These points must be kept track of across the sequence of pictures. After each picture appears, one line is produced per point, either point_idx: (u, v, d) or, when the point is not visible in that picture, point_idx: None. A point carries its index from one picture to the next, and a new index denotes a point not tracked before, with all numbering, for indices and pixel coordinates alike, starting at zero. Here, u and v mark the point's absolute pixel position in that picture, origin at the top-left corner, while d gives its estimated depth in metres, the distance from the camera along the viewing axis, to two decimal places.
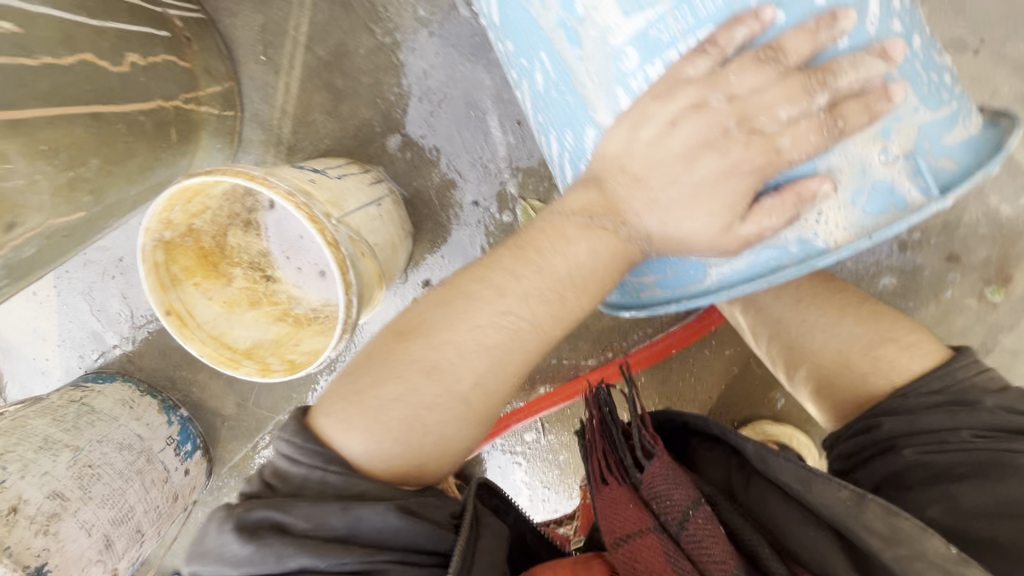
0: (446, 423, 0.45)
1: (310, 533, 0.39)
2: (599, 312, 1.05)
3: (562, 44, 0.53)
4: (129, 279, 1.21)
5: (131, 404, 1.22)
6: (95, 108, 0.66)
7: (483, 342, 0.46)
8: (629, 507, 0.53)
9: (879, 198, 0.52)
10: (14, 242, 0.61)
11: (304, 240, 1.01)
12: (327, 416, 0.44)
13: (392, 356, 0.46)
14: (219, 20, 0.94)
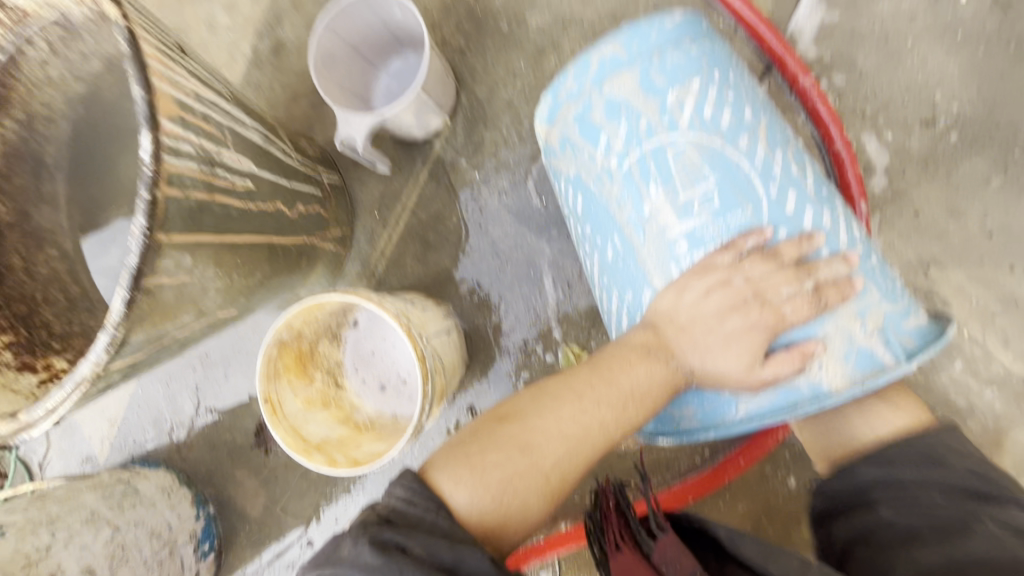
0: (526, 493, 0.67)
1: (422, 556, 0.58)
2: (622, 453, 1.16)
3: (631, 233, 0.81)
4: (208, 374, 1.36)
5: (169, 492, 1.28)
6: (272, 239, 0.91)
7: (560, 435, 0.70)
8: (641, 568, 0.71)
9: (862, 357, 0.72)
10: (194, 325, 0.80)
11: (374, 356, 1.19)
12: (445, 472, 0.67)
13: (498, 434, 0.70)
14: (350, 185, 1.26)
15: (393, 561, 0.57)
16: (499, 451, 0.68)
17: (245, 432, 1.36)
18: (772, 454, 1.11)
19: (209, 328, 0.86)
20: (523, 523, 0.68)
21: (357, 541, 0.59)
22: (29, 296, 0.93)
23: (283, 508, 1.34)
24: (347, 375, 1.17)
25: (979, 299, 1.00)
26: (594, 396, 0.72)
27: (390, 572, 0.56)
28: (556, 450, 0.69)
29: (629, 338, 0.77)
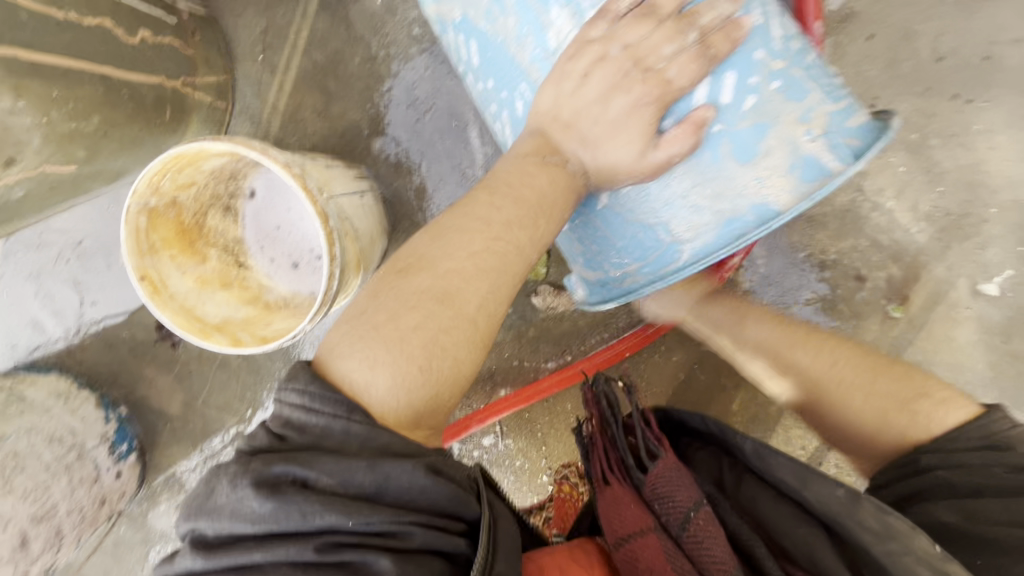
0: (455, 347, 0.61)
1: (334, 489, 0.51)
2: (561, 316, 1.12)
3: (536, 73, 0.70)
4: (85, 265, 1.16)
5: (65, 398, 1.14)
6: (106, 70, 0.70)
7: (478, 272, 0.64)
8: (631, 506, 0.79)
9: (808, 172, 0.65)
10: (8, 179, 0.61)
11: (280, 231, 1.05)
12: (352, 353, 0.59)
13: (401, 285, 0.63)
14: (221, 19, 1.00)
15: (290, 501, 0.50)
16: (406, 300, 0.62)
17: (145, 326, 1.20)
18: None
19: (40, 189, 0.67)
20: (456, 380, 0.62)
21: (238, 483, 0.51)
22: None
23: (205, 402, 1.24)
24: (256, 261, 1.03)
25: (918, 132, 0.97)
26: (500, 231, 0.65)
27: (288, 513, 0.49)
28: (474, 285, 0.63)
29: (516, 150, 0.70)
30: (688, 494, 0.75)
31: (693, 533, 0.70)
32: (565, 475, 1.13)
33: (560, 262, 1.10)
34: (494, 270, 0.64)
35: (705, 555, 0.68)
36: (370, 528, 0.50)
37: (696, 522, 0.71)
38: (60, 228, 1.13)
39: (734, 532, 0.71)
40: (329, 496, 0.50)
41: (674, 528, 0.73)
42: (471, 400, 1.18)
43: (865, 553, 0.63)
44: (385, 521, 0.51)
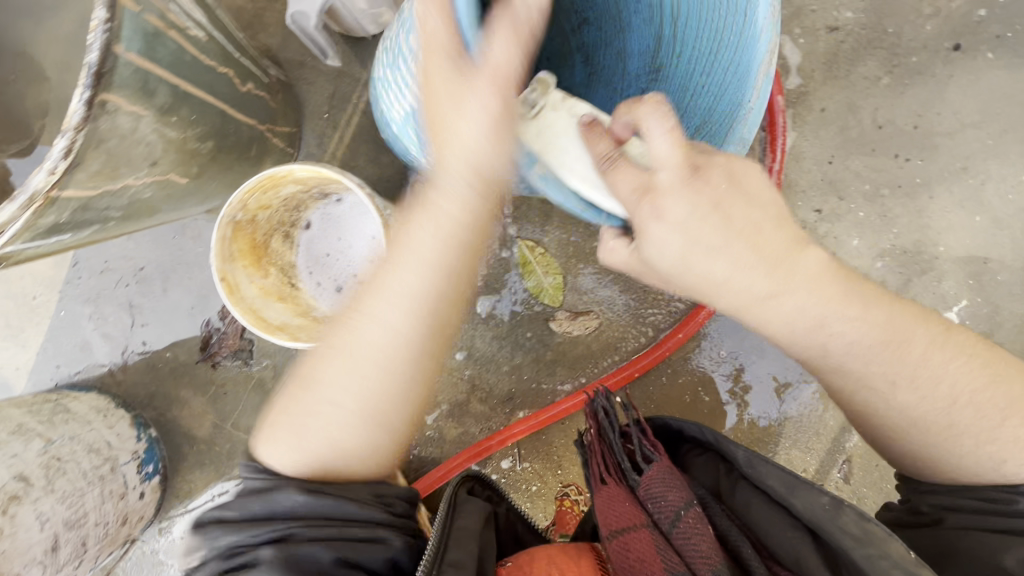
0: (344, 422, 0.73)
1: (237, 517, 0.67)
2: (577, 339, 1.23)
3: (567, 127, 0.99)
4: (142, 290, 1.27)
5: (104, 413, 1.19)
6: (225, 106, 0.88)
7: (369, 332, 0.74)
8: (627, 505, 0.87)
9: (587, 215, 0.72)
10: (147, 180, 0.75)
11: (328, 258, 1.19)
12: (267, 447, 0.73)
13: (299, 389, 0.76)
14: (297, 85, 1.22)
15: (205, 532, 0.67)
16: (287, 413, 0.75)
17: (189, 348, 1.27)
18: (708, 330, 1.23)
19: (161, 194, 0.81)
20: (371, 454, 0.74)
21: (183, 530, 0.70)
22: None
23: (234, 424, 1.29)
24: (307, 289, 1.16)
25: (872, 185, 1.17)
26: (389, 291, 0.74)
27: (204, 541, 0.67)
28: (330, 362, 0.74)
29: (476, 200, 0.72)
30: (678, 495, 0.83)
31: (682, 531, 0.80)
32: (564, 491, 1.23)
33: (576, 291, 1.23)
34: (401, 290, 0.74)
35: (694, 551, 0.78)
36: (261, 537, 0.66)
37: (686, 520, 0.81)
38: (126, 255, 1.26)
39: (722, 531, 0.82)
40: (238, 524, 0.67)
41: (665, 525, 0.82)
42: (490, 421, 1.25)
43: (848, 557, 0.69)
44: (269, 533, 0.66)
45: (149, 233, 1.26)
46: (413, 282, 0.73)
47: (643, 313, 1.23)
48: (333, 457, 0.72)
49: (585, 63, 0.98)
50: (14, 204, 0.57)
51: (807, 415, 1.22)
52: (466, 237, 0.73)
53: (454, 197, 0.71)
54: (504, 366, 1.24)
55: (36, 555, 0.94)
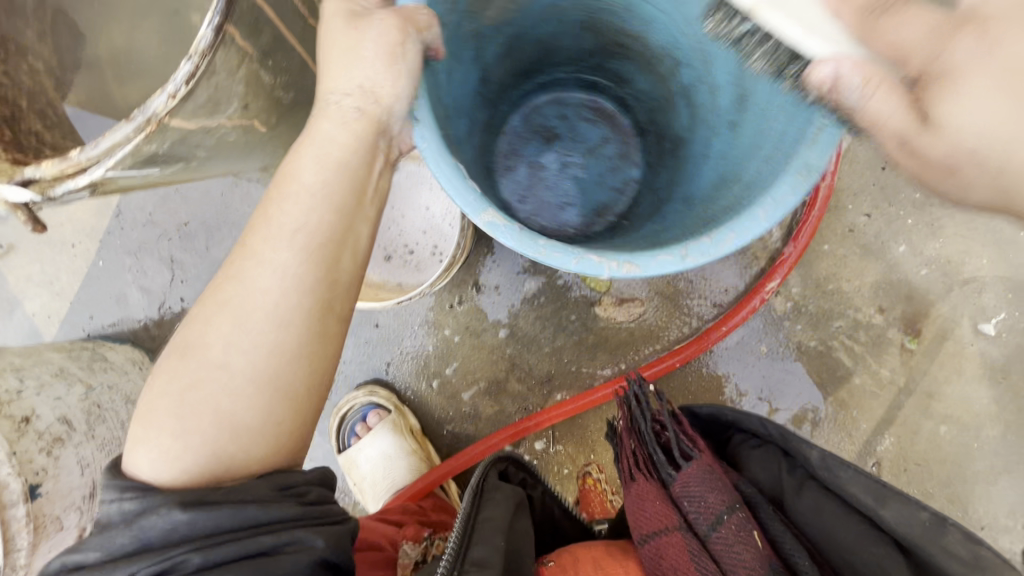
0: (166, 410, 0.62)
1: (104, 557, 0.56)
2: (620, 326, 1.24)
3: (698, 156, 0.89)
4: (185, 245, 1.25)
5: (139, 366, 1.18)
6: (309, 59, 0.87)
7: (255, 284, 0.63)
8: (658, 503, 0.84)
9: (590, 270, 0.64)
10: (237, 121, 0.75)
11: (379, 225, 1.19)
12: (137, 452, 0.61)
13: (185, 344, 0.64)
14: None
15: None
16: (160, 393, 0.63)
17: None
18: (750, 325, 1.24)
19: (243, 139, 0.81)
20: (244, 433, 0.62)
21: None
22: (11, 101, 0.84)
23: None
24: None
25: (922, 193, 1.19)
26: (269, 232, 0.64)
27: None
28: (220, 327, 0.63)
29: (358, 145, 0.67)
30: (721, 498, 0.81)
31: (723, 536, 0.79)
32: (584, 470, 1.24)
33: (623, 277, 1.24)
34: (289, 225, 0.64)
35: (734, 558, 0.77)
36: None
37: (727, 525, 0.79)
38: (171, 209, 1.25)
39: (773, 537, 0.81)
40: (102, 567, 0.56)
41: (703, 527, 0.80)
42: (526, 402, 1.25)
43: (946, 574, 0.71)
44: (145, 571, 0.55)
45: (198, 188, 1.24)
46: (297, 213, 0.65)
47: (689, 303, 1.24)
48: (216, 434, 0.61)
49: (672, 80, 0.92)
50: (138, 125, 0.57)
51: (840, 416, 1.24)
52: (340, 192, 0.66)
53: (331, 149, 0.66)
54: (545, 348, 1.25)
55: (76, 500, 0.92)
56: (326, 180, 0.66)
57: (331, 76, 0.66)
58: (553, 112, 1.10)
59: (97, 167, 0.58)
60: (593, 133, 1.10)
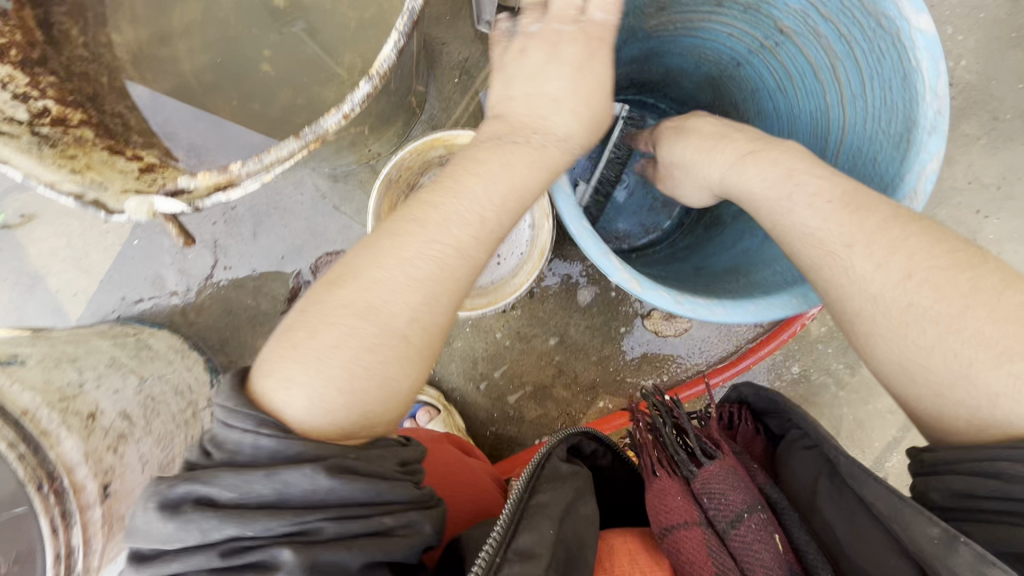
0: (333, 345, 0.56)
1: (240, 501, 0.49)
2: (666, 341, 1.28)
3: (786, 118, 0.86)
4: (231, 229, 1.20)
5: (183, 355, 1.14)
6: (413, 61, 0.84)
7: (400, 267, 0.59)
8: (678, 499, 0.72)
9: (602, 267, 0.68)
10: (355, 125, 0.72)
11: None
12: (270, 379, 0.55)
13: (327, 296, 0.59)
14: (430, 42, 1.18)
15: (190, 521, 0.48)
16: (313, 324, 0.57)
17: (273, 297, 1.22)
18: (785, 346, 1.31)
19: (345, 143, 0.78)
20: (392, 400, 0.59)
21: (145, 506, 0.49)
22: None
23: None
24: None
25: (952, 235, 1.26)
26: (440, 217, 0.61)
27: (191, 532, 0.48)
28: (342, 314, 0.58)
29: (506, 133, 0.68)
30: (742, 496, 0.70)
31: (741, 534, 0.67)
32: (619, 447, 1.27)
33: None
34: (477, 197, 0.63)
35: (753, 560, 0.65)
36: (273, 533, 0.49)
37: (748, 524, 0.67)
38: None
39: (799, 550, 0.68)
40: (239, 511, 0.48)
41: (721, 524, 0.68)
42: (569, 408, 1.28)
43: None
44: (286, 528, 0.49)
45: None
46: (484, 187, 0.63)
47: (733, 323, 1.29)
48: (378, 398, 0.57)
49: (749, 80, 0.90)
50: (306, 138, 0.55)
51: (858, 436, 1.32)
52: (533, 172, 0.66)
53: (521, 153, 0.66)
54: (592, 356, 1.28)
55: None
56: (513, 186, 0.64)
57: (538, 95, 0.68)
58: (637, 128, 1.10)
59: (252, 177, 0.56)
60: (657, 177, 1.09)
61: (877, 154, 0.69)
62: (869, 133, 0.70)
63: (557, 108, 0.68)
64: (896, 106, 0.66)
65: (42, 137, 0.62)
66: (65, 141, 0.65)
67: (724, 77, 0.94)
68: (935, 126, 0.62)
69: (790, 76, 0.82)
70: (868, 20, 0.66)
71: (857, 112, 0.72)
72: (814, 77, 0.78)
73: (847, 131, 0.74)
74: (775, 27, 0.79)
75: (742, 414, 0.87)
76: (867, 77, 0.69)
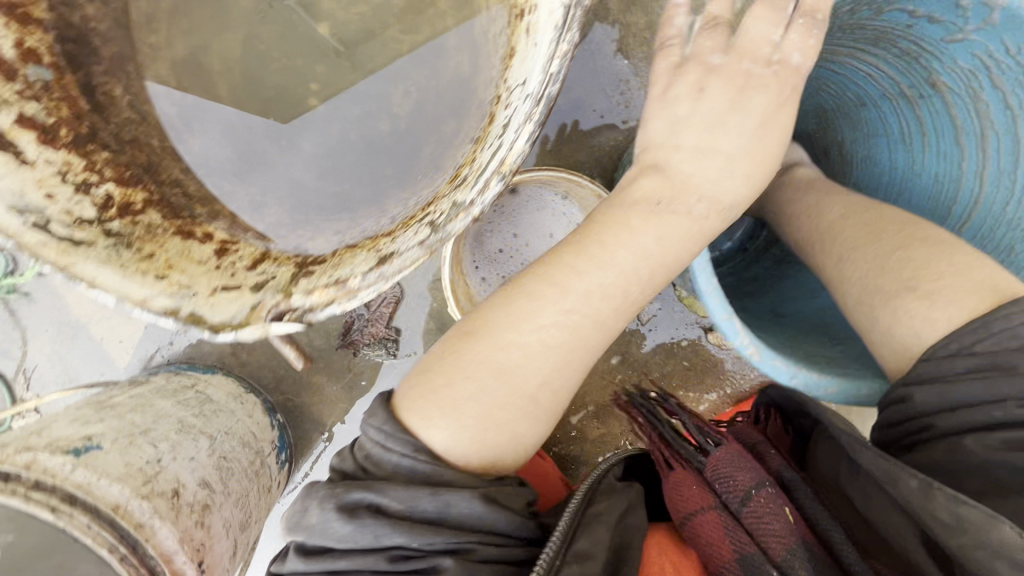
0: (465, 387, 0.57)
1: (403, 513, 0.52)
2: (729, 354, 1.25)
3: (899, 176, 0.82)
4: None
5: (241, 400, 1.10)
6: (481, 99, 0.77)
7: (536, 331, 0.56)
8: (692, 487, 0.56)
9: (727, 328, 0.54)
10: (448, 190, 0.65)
11: (502, 253, 1.11)
12: (412, 412, 0.57)
13: (461, 355, 0.58)
14: None
15: (365, 525, 0.51)
16: (448, 369, 0.58)
17: (325, 332, 1.18)
18: None
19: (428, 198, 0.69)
20: (519, 448, 0.59)
21: (324, 505, 0.53)
22: (144, 143, 0.70)
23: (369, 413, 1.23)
24: (467, 271, 1.09)
25: None
26: (581, 287, 0.56)
27: (364, 534, 0.51)
28: (477, 373, 0.57)
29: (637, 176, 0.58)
30: (749, 475, 0.55)
31: (755, 513, 0.53)
32: None
33: None
34: (605, 282, 0.56)
35: (771, 538, 0.52)
36: (433, 547, 0.51)
37: (757, 500, 0.53)
38: None
39: (823, 534, 0.55)
40: (402, 523, 0.51)
41: (732, 505, 0.54)
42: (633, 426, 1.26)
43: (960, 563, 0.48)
44: (442, 544, 0.51)
45: None
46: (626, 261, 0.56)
47: None
48: (513, 454, 0.59)
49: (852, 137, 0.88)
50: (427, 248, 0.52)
51: None
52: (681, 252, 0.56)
53: (678, 227, 0.55)
54: (653, 373, 1.25)
55: (225, 564, 0.87)
56: (664, 259, 0.56)
57: (710, 151, 0.55)
58: None
59: (369, 287, 0.54)
60: None
61: (1014, 241, 0.70)
62: (1008, 215, 0.70)
63: (723, 175, 0.55)
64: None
65: (115, 236, 0.57)
66: (138, 236, 0.59)
67: (841, 109, 0.88)
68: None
69: (921, 130, 0.78)
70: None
71: (997, 190, 0.71)
72: (952, 140, 0.75)
73: (978, 207, 0.73)
74: (928, 80, 0.73)
75: (770, 413, 0.71)
76: (1010, 154, 0.69)
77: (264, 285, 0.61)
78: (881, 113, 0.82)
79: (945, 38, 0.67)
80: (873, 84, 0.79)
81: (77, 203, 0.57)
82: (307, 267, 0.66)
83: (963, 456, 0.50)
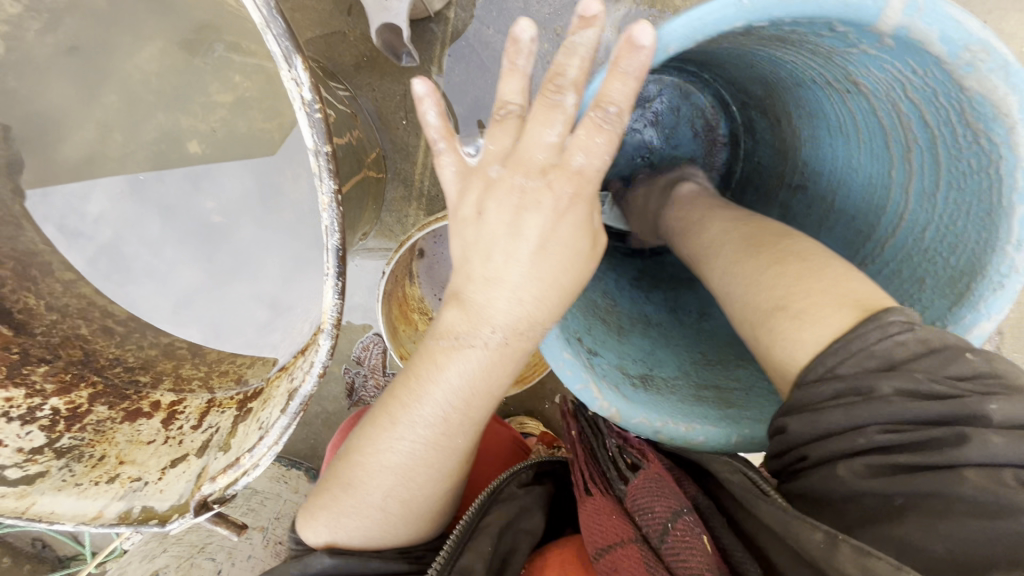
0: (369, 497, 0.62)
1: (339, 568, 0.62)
2: None
3: (849, 176, 0.71)
4: None
5: (284, 480, 1.19)
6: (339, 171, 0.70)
7: (384, 467, 0.61)
8: (613, 519, 0.62)
9: (584, 398, 0.61)
10: (303, 365, 0.56)
11: (454, 279, 1.09)
12: (329, 511, 0.64)
13: (358, 475, 0.63)
14: (360, 96, 1.05)
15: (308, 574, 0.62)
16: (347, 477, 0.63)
17: (334, 397, 1.25)
18: None
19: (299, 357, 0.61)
20: (426, 523, 0.66)
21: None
22: (75, 335, 0.75)
23: None
24: (433, 306, 1.10)
25: None
26: (407, 418, 0.60)
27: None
28: (374, 485, 0.62)
29: (483, 266, 0.56)
30: (667, 504, 0.60)
31: (669, 545, 0.56)
32: None
33: None
34: (452, 391, 0.58)
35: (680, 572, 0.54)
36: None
37: (672, 532, 0.57)
38: None
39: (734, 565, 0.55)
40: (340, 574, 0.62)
41: (653, 540, 0.58)
42: None
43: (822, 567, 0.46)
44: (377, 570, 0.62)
45: None
46: (469, 384, 0.58)
47: None
48: (423, 533, 0.66)
49: (810, 119, 0.75)
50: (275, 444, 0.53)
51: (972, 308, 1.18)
52: (514, 371, 0.59)
53: (476, 358, 0.57)
54: None
55: None
56: (474, 389, 0.58)
57: (498, 282, 0.55)
58: (686, 108, 0.95)
59: (236, 480, 0.55)
60: (692, 141, 0.97)
61: (927, 276, 0.59)
62: (928, 243, 0.60)
63: (512, 305, 0.55)
64: (967, 237, 0.55)
65: (65, 455, 0.64)
66: (88, 440, 0.67)
67: (781, 85, 0.76)
68: (1004, 286, 0.52)
69: (859, 129, 0.66)
70: (963, 133, 0.53)
71: (922, 214, 0.60)
72: (885, 144, 0.64)
73: (900, 228, 0.62)
74: (847, 77, 0.61)
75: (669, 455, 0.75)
76: (945, 180, 0.57)
77: (208, 445, 0.64)
78: (829, 97, 0.68)
79: (844, 46, 0.55)
80: (808, 71, 0.66)
81: (25, 437, 0.65)
82: (246, 405, 0.67)
83: (837, 485, 0.49)
